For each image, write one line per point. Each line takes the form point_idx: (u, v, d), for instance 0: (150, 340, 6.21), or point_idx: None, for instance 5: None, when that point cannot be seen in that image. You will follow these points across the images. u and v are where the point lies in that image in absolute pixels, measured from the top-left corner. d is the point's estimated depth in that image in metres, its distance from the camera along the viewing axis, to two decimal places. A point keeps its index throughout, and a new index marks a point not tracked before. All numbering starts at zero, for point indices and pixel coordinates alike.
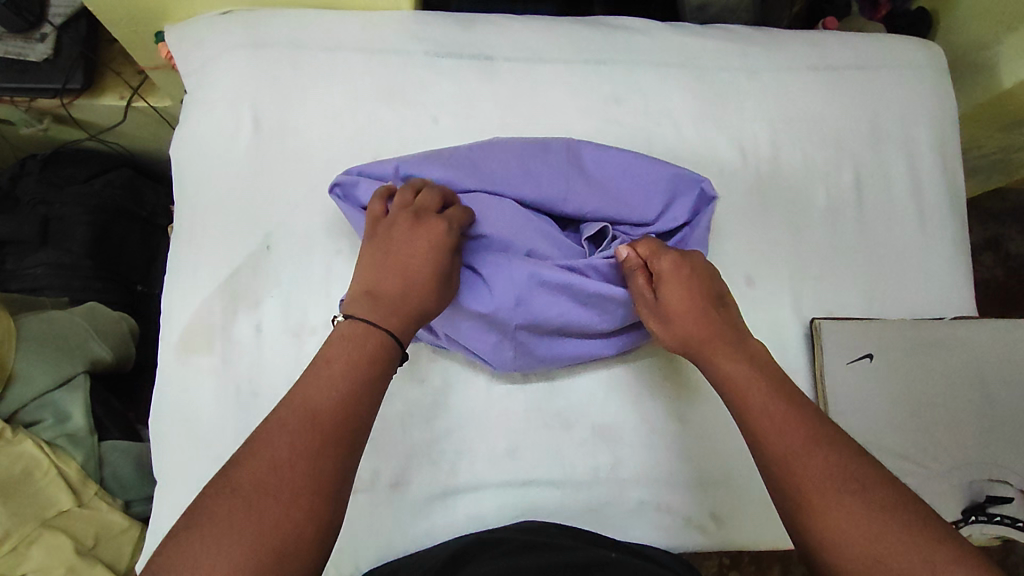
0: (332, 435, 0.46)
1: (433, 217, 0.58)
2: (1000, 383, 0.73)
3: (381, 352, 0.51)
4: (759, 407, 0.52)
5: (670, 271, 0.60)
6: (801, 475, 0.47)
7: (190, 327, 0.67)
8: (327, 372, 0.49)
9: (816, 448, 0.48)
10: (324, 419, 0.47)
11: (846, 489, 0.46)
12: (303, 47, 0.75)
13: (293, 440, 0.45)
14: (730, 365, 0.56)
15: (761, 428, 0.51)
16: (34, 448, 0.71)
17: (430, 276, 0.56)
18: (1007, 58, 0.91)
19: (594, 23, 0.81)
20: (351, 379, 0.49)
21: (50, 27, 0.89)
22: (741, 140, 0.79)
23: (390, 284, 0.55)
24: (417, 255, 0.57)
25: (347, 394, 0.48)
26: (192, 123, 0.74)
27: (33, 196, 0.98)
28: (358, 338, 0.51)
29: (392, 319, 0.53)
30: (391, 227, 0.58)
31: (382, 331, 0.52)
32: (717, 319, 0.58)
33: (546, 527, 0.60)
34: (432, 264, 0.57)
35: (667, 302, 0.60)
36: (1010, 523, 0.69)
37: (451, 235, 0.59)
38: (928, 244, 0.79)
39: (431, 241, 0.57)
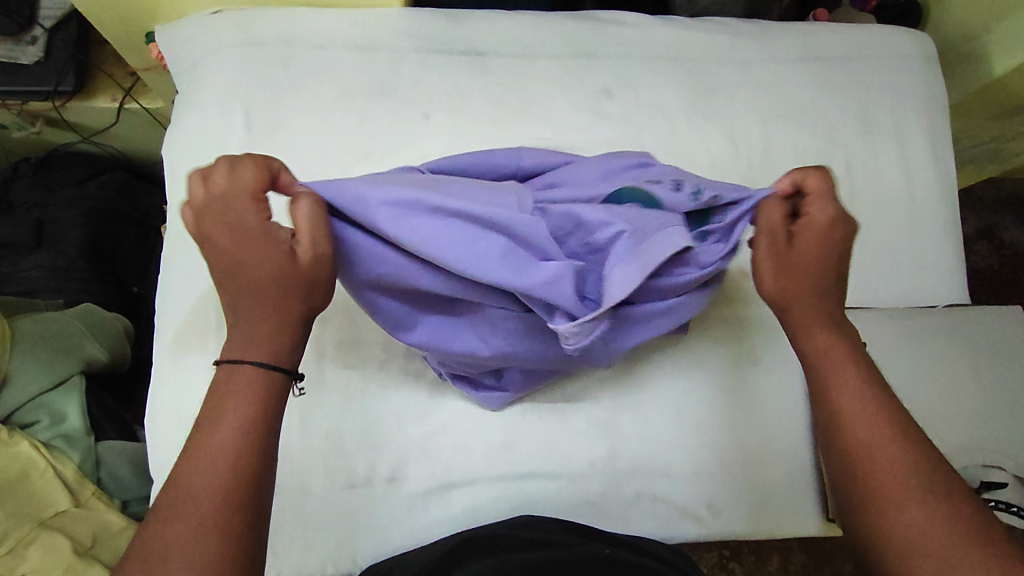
0: (218, 507, 0.41)
1: (220, 211, 0.45)
2: (991, 368, 0.74)
3: (266, 393, 0.45)
4: (854, 399, 0.48)
5: (819, 227, 0.51)
6: (890, 477, 0.45)
7: (185, 326, 0.68)
8: (204, 436, 0.43)
9: (905, 452, 0.46)
10: (204, 491, 0.42)
11: (931, 496, 0.44)
12: (295, 45, 0.75)
13: (170, 528, 0.40)
14: (828, 339, 0.51)
15: (851, 416, 0.48)
16: (30, 449, 0.71)
17: (261, 272, 0.45)
18: (996, 47, 0.92)
19: (582, 18, 0.81)
20: (238, 434, 0.43)
21: (40, 29, 0.89)
22: (732, 132, 0.79)
23: (236, 302, 0.46)
24: (233, 260, 0.45)
25: (228, 455, 0.43)
26: (183, 122, 0.74)
27: (27, 200, 0.98)
28: (231, 384, 0.45)
29: (266, 346, 0.45)
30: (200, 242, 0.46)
31: (251, 365, 0.45)
32: (831, 291, 0.52)
33: (543, 523, 0.60)
34: (254, 259, 0.45)
35: (795, 247, 0.51)
36: (1006, 508, 0.68)
37: (256, 219, 0.45)
38: (919, 232, 0.80)
39: (231, 236, 0.45)
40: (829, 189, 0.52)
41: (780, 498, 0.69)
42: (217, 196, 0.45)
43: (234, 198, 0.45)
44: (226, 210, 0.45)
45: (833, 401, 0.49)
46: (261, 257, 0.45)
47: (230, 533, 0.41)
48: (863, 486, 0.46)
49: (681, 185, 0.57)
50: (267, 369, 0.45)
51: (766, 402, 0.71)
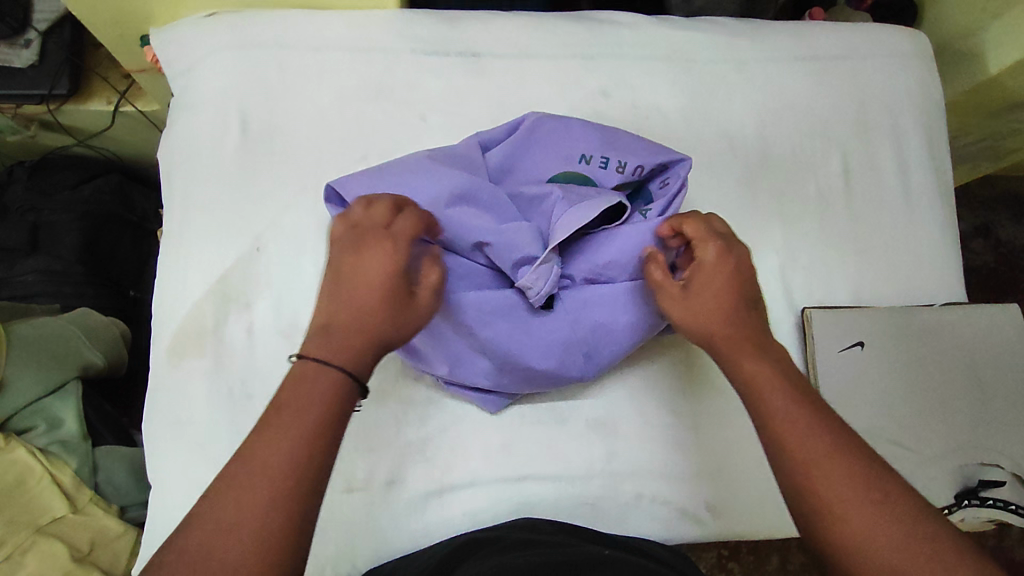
0: (282, 492, 0.42)
1: (376, 235, 0.53)
2: (989, 367, 0.74)
3: (339, 393, 0.47)
4: (781, 417, 0.49)
5: (711, 261, 0.58)
6: (824, 487, 0.45)
7: (182, 331, 0.67)
8: (277, 420, 0.45)
9: (840, 457, 0.46)
10: (270, 475, 0.43)
11: (871, 501, 0.44)
12: (291, 47, 0.75)
13: (235, 507, 0.42)
14: (753, 363, 0.53)
15: (781, 433, 0.48)
16: (27, 456, 0.70)
17: (380, 297, 0.51)
18: (991, 45, 0.92)
19: (579, 19, 0.81)
20: (309, 423, 0.45)
21: (34, 32, 0.89)
22: (729, 132, 0.79)
23: (342, 314, 0.50)
24: (362, 279, 0.51)
25: (298, 441, 0.44)
26: (179, 125, 0.74)
27: (21, 204, 0.97)
28: (311, 380, 0.47)
29: (352, 359, 0.49)
30: (340, 254, 0.53)
31: (333, 367, 0.48)
32: (744, 319, 0.56)
33: (543, 525, 0.60)
34: (381, 286, 0.51)
35: (692, 286, 0.58)
36: (1003, 506, 0.70)
37: (400, 254, 0.53)
38: (915, 231, 0.80)
39: (375, 260, 0.52)
40: (709, 226, 0.60)
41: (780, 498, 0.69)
42: (381, 225, 0.54)
43: (394, 230, 0.54)
44: (385, 237, 0.53)
45: (767, 422, 0.50)
46: (386, 284, 0.51)
47: (293, 519, 0.42)
48: (800, 500, 0.46)
49: (608, 159, 0.67)
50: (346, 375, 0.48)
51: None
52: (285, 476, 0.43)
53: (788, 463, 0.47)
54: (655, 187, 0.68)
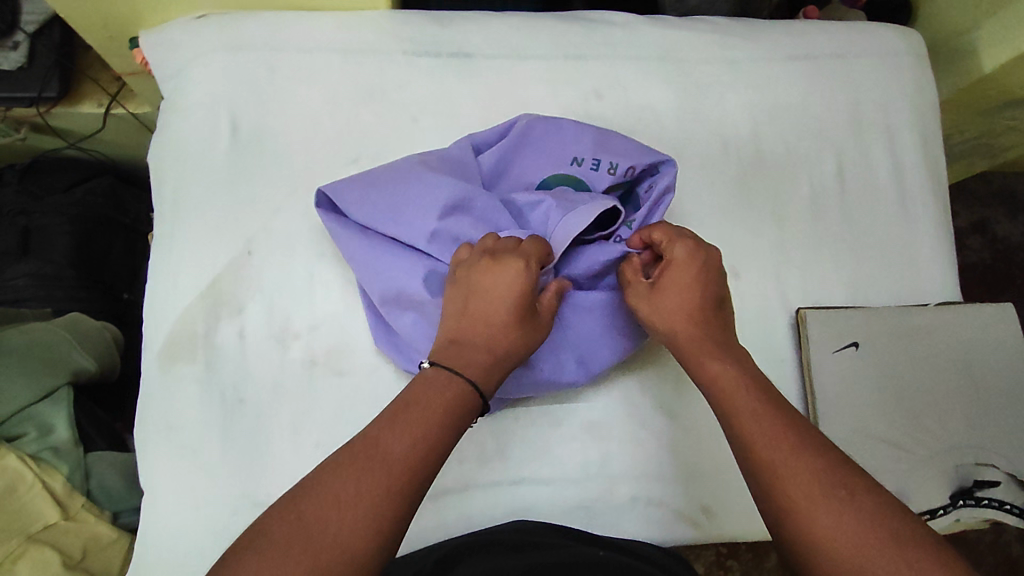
0: (401, 482, 0.46)
1: (509, 256, 0.57)
2: (983, 366, 0.74)
3: (462, 402, 0.52)
4: (747, 415, 0.51)
5: (680, 267, 0.59)
6: (789, 483, 0.47)
7: (173, 336, 0.67)
8: (406, 415, 0.49)
9: (805, 456, 0.48)
10: (392, 463, 0.46)
11: (835, 497, 0.45)
12: (282, 49, 0.74)
13: (358, 485, 0.45)
14: (718, 366, 0.56)
15: (748, 434, 0.50)
16: (18, 462, 0.70)
17: (511, 318, 0.56)
18: (985, 42, 0.92)
19: (572, 19, 0.80)
20: (432, 425, 0.49)
21: (22, 35, 0.87)
22: (723, 132, 0.79)
23: (474, 331, 0.55)
24: (495, 298, 0.56)
25: (420, 439, 0.48)
26: (169, 128, 0.73)
27: (12, 207, 0.96)
28: (439, 385, 0.52)
29: (474, 370, 0.54)
30: (471, 273, 0.57)
31: (464, 381, 0.52)
32: (710, 321, 0.59)
33: (539, 527, 0.60)
34: (514, 307, 0.56)
35: (660, 284, 0.60)
36: (998, 506, 0.70)
37: (531, 276, 0.56)
38: (910, 230, 0.80)
39: (510, 281, 0.56)
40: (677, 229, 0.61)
41: None
42: (514, 251, 0.58)
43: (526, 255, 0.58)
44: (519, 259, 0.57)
45: (736, 426, 0.52)
46: (516, 305, 0.56)
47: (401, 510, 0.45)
48: (767, 495, 0.48)
49: (600, 161, 0.67)
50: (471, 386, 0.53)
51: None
52: (405, 468, 0.47)
53: (752, 462, 0.49)
54: (647, 187, 0.67)
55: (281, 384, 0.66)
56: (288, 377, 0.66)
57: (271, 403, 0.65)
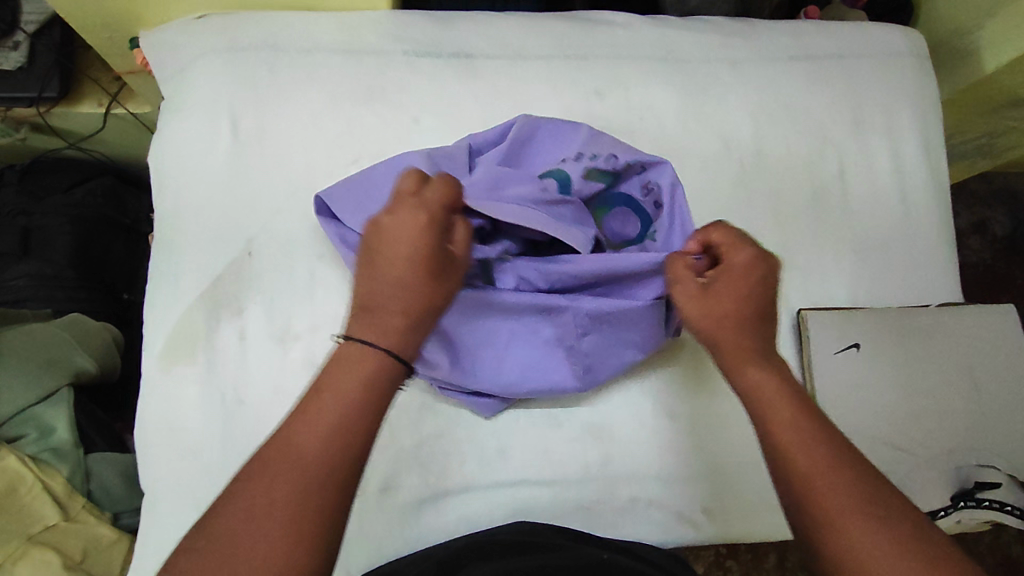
0: (319, 476, 0.44)
1: (405, 210, 0.51)
2: (985, 367, 0.74)
3: (382, 375, 0.48)
4: (790, 429, 0.49)
5: (737, 275, 0.55)
6: (830, 499, 0.46)
7: (174, 337, 0.67)
8: (317, 404, 0.46)
9: (842, 472, 0.47)
10: (307, 459, 0.44)
11: (873, 515, 0.45)
12: (282, 49, 0.74)
13: (273, 487, 0.44)
14: (760, 375, 0.53)
15: (786, 446, 0.49)
16: (18, 463, 0.70)
17: (416, 276, 0.50)
18: (986, 42, 0.91)
19: (573, 19, 0.80)
20: (347, 409, 0.46)
21: (22, 34, 0.88)
22: (725, 132, 0.79)
23: (380, 296, 0.50)
24: (397, 257, 0.50)
25: (335, 428, 0.46)
26: (170, 129, 0.73)
27: (12, 207, 0.96)
28: (353, 361, 0.48)
29: (389, 340, 0.49)
30: (371, 234, 0.52)
31: (377, 353, 0.48)
32: (757, 328, 0.55)
33: (539, 528, 0.59)
34: (417, 263, 0.50)
35: (713, 289, 0.55)
36: (1000, 508, 0.69)
37: (430, 228, 0.51)
38: (911, 231, 0.79)
39: (408, 238, 0.50)
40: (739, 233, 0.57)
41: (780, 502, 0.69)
42: (409, 201, 0.51)
43: (423, 206, 0.51)
44: (415, 212, 0.51)
45: (775, 437, 0.49)
46: (418, 262, 0.50)
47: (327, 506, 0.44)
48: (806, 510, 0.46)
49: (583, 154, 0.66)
50: (391, 356, 0.48)
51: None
52: (322, 462, 0.45)
53: (792, 476, 0.47)
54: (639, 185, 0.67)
55: (280, 385, 0.66)
56: (287, 377, 0.66)
57: (271, 404, 0.65)
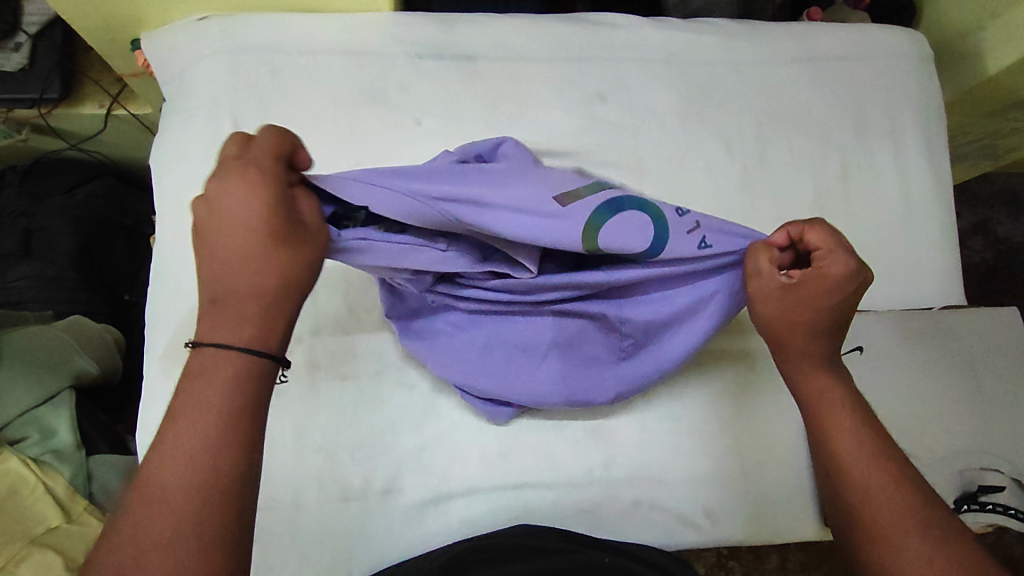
0: (175, 509, 0.39)
1: (230, 176, 0.45)
2: (988, 370, 0.74)
3: (245, 377, 0.43)
4: (846, 440, 0.52)
5: (827, 279, 0.52)
6: (882, 513, 0.49)
7: (175, 339, 0.67)
8: (170, 432, 0.41)
9: (899, 489, 0.49)
10: (166, 496, 0.40)
11: (928, 534, 0.47)
12: (284, 51, 0.74)
13: (135, 531, 0.39)
14: (824, 382, 0.54)
15: (846, 457, 0.51)
16: (19, 465, 0.71)
17: (258, 247, 0.44)
18: (989, 44, 0.91)
19: (575, 20, 0.80)
20: (202, 430, 0.41)
21: (23, 36, 0.88)
22: (727, 135, 0.78)
23: (225, 280, 0.44)
24: (234, 232, 0.44)
25: (188, 454, 0.40)
26: (172, 130, 0.73)
27: (13, 208, 0.96)
28: (207, 371, 0.43)
29: (246, 328, 0.44)
30: (202, 211, 0.46)
31: (239, 350, 0.43)
32: (828, 335, 0.54)
33: (542, 531, 0.59)
34: (254, 231, 0.44)
35: (794, 289, 0.53)
36: (1003, 511, 0.69)
37: (265, 190, 0.45)
38: (913, 233, 0.79)
39: (239, 207, 0.44)
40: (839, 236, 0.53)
41: (782, 505, 0.69)
42: (232, 166, 0.46)
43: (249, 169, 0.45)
44: (234, 177, 0.45)
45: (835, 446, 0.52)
46: (254, 230, 0.44)
47: (198, 534, 0.39)
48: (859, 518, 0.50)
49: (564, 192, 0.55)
50: (253, 351, 0.43)
51: (781, 395, 0.71)
52: (182, 493, 0.40)
53: (850, 487, 0.51)
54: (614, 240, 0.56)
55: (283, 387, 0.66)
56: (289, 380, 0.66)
57: None
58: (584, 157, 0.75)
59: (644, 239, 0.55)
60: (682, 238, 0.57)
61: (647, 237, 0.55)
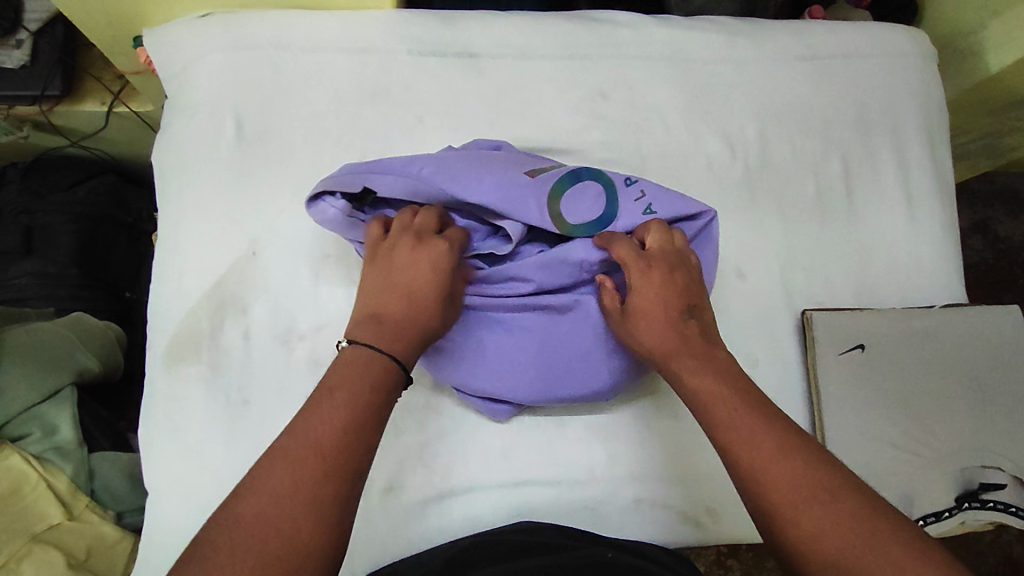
0: (337, 468, 0.42)
1: (429, 238, 0.56)
2: (990, 369, 0.74)
3: (390, 376, 0.49)
4: (726, 413, 0.49)
5: (640, 282, 0.57)
6: (774, 487, 0.44)
7: (177, 336, 0.66)
8: (328, 400, 0.45)
9: (789, 460, 0.45)
10: (325, 446, 0.43)
11: (817, 501, 0.42)
12: (285, 48, 0.74)
13: (294, 475, 0.41)
14: (696, 378, 0.52)
15: (729, 441, 0.47)
16: (21, 462, 0.71)
17: (428, 297, 0.54)
18: (991, 43, 0.91)
19: (577, 18, 0.80)
20: (362, 400, 0.46)
21: (25, 33, 0.87)
22: (729, 133, 0.78)
23: (393, 308, 0.53)
24: (413, 275, 0.54)
25: (350, 417, 0.44)
26: (173, 127, 0.73)
27: (14, 205, 0.96)
28: (362, 363, 0.48)
29: (393, 345, 0.51)
30: (391, 251, 0.56)
31: (388, 355, 0.49)
32: (689, 332, 0.55)
33: (545, 528, 0.59)
34: (430, 283, 0.54)
35: (634, 307, 0.57)
36: (1004, 509, 0.69)
37: (451, 257, 0.56)
38: (915, 232, 0.79)
39: (427, 262, 0.55)
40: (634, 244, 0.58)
41: None
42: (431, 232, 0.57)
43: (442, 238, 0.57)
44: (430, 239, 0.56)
45: (716, 434, 0.49)
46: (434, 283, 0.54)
47: (345, 486, 0.42)
48: (755, 501, 0.45)
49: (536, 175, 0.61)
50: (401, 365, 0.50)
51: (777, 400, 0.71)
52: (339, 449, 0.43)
53: (740, 470, 0.46)
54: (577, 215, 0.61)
55: (285, 384, 0.66)
56: (292, 378, 0.66)
57: (276, 404, 0.66)
58: (586, 156, 0.75)
59: (597, 210, 0.61)
60: (630, 211, 0.61)
61: (602, 206, 0.61)
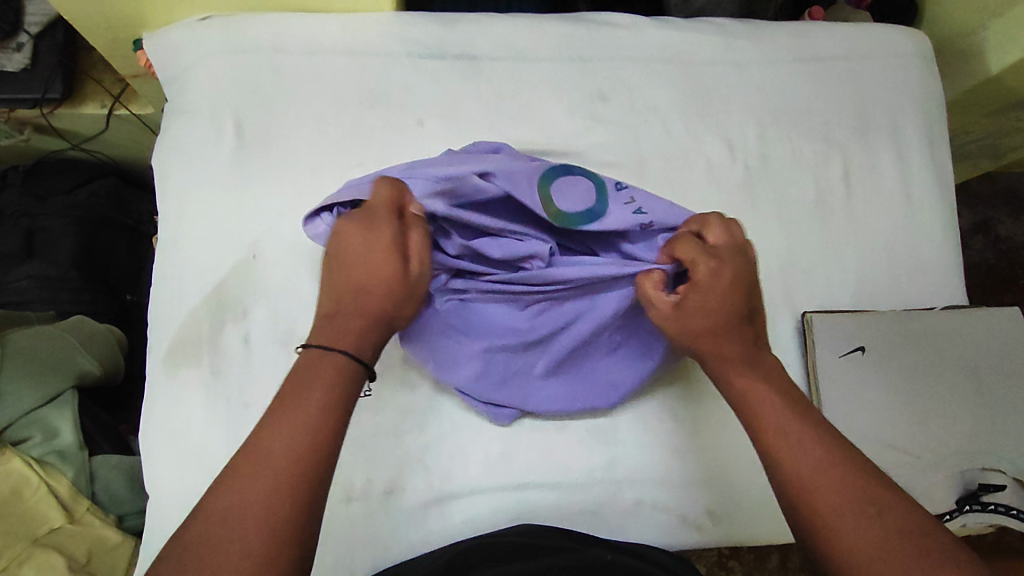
0: (290, 481, 0.43)
1: (364, 221, 0.55)
2: (991, 371, 0.74)
3: (345, 373, 0.49)
4: (771, 417, 0.52)
5: (702, 280, 0.57)
6: (817, 491, 0.47)
7: (177, 340, 0.67)
8: (282, 414, 0.46)
9: (837, 468, 0.48)
10: (278, 460, 0.44)
11: (862, 511, 0.45)
12: (285, 51, 0.74)
13: (247, 490, 0.42)
14: (745, 379, 0.55)
15: (774, 444, 0.50)
16: (22, 466, 0.71)
17: (376, 284, 0.54)
18: (991, 43, 0.91)
19: (577, 20, 0.80)
20: (315, 409, 0.46)
21: (25, 36, 0.88)
22: (729, 135, 0.78)
23: (344, 302, 0.54)
24: (357, 266, 0.54)
25: (300, 428, 0.45)
26: (174, 130, 0.73)
27: (15, 208, 0.96)
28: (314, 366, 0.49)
29: (346, 341, 0.52)
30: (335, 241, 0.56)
31: (338, 353, 0.50)
32: (738, 333, 0.56)
33: (545, 531, 0.59)
34: (375, 269, 0.54)
35: (686, 304, 0.57)
36: (1005, 511, 0.68)
37: (387, 233, 0.54)
38: (915, 233, 0.79)
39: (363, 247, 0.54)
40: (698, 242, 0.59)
41: None
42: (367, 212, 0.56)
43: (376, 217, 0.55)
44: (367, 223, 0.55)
45: (761, 435, 0.52)
46: (376, 268, 0.54)
47: (299, 498, 0.43)
48: (795, 502, 0.48)
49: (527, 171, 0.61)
50: (354, 358, 0.50)
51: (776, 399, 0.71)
52: (293, 460, 0.44)
53: (783, 471, 0.49)
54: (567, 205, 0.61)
55: None
56: None
57: None
58: (586, 158, 0.75)
59: (585, 202, 0.61)
60: (619, 205, 0.61)
61: (591, 200, 0.61)
